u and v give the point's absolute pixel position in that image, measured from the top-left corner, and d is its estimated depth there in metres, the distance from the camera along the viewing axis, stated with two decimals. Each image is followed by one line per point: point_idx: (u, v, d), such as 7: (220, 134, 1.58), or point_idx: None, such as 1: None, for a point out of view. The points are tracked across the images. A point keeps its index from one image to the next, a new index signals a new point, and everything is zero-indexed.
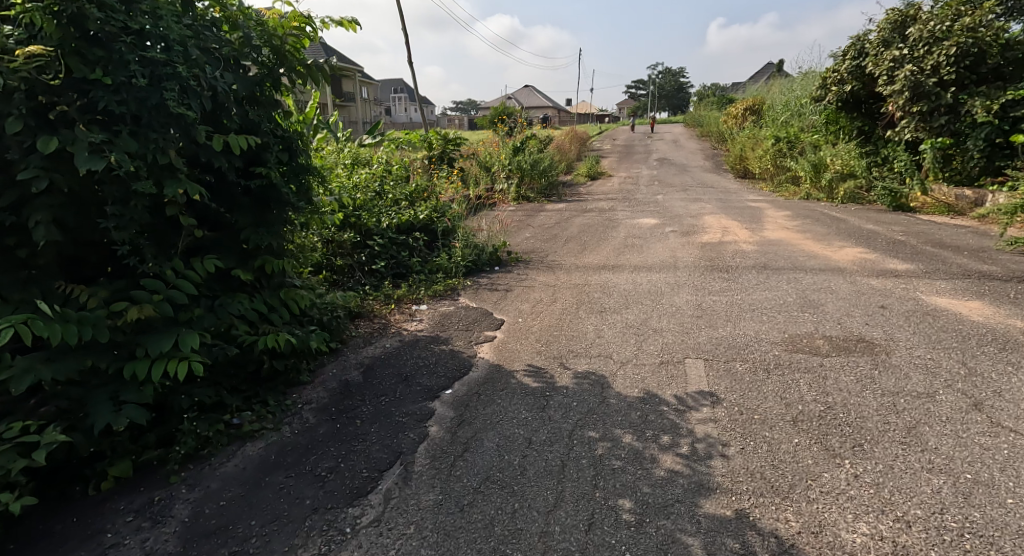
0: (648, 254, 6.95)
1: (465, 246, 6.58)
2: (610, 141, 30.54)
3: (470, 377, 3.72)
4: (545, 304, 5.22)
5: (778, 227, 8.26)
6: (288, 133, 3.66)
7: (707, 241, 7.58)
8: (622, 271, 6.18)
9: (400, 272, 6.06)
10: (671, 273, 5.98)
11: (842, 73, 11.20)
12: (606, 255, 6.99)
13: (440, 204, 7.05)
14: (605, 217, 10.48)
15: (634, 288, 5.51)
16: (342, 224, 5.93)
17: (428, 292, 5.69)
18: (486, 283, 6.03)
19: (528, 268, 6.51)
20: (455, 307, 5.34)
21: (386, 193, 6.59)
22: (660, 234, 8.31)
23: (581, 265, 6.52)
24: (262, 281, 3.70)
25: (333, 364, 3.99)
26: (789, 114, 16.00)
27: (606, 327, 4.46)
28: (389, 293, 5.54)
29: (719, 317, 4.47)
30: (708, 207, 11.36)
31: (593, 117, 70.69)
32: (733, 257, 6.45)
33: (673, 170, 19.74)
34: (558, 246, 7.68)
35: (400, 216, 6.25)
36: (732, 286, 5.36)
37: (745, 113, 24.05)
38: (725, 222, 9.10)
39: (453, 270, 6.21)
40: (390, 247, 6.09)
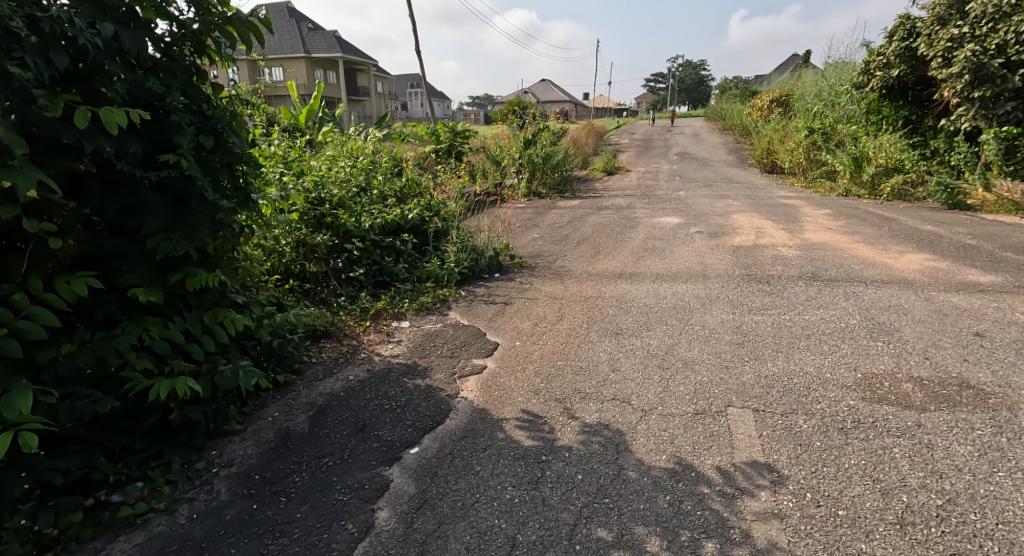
0: (673, 260, 6.06)
1: (460, 249, 5.72)
2: (628, 135, 29.57)
3: (445, 428, 2.86)
4: (551, 322, 4.36)
5: (820, 229, 7.34)
6: (213, 109, 2.81)
7: (739, 244, 6.69)
8: (642, 281, 5.30)
9: (383, 280, 5.24)
10: (700, 284, 5.10)
11: (889, 56, 10.22)
12: (623, 260, 6.11)
13: (434, 199, 6.20)
14: (623, 216, 9.58)
15: (657, 303, 4.63)
16: (315, 225, 5.14)
17: (413, 305, 4.85)
18: (483, 295, 5.18)
19: (534, 276, 5.64)
20: (443, 325, 4.48)
21: (371, 188, 5.77)
22: (685, 236, 7.40)
23: (595, 273, 5.64)
24: (182, 301, 2.90)
25: (278, 404, 3.15)
26: (823, 105, 14.96)
27: (624, 356, 3.59)
28: (366, 305, 4.72)
29: (765, 345, 3.57)
30: (736, 204, 10.40)
31: (610, 111, 69.80)
32: (773, 265, 5.54)
33: (695, 164, 18.76)
34: (569, 249, 6.79)
35: (384, 215, 5.42)
36: (775, 301, 4.45)
37: (771, 105, 22.92)
38: (757, 222, 8.15)
39: (444, 278, 5.37)
40: (372, 251, 5.27)
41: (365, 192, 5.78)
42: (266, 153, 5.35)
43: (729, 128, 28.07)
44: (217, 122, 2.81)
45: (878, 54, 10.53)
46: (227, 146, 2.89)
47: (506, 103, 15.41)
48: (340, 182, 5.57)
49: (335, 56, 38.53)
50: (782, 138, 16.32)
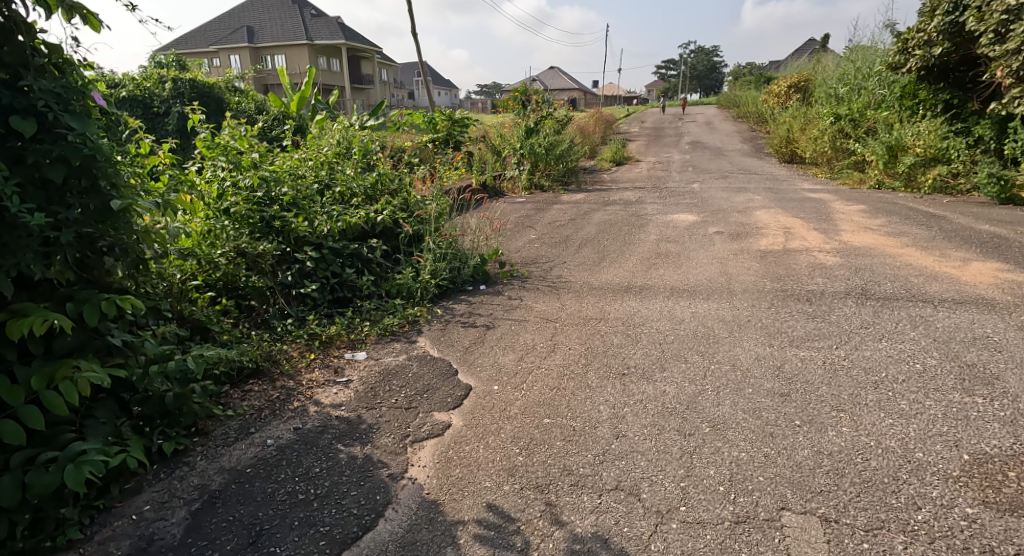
0: (691, 268, 5.21)
1: (436, 258, 4.84)
2: (639, 123, 28.57)
3: (373, 537, 2.03)
4: (541, 355, 3.51)
5: (859, 230, 6.46)
6: (39, 82, 2.09)
7: (768, 248, 5.86)
8: (654, 297, 4.44)
9: (342, 296, 4.41)
10: (725, 301, 4.23)
11: (930, 33, 9.41)
12: (632, 268, 5.26)
13: (411, 195, 5.33)
14: (632, 212, 8.73)
15: (673, 328, 3.77)
16: (262, 231, 4.29)
17: (375, 328, 4.00)
18: (462, 314, 4.34)
19: (526, 290, 4.80)
20: (407, 357, 3.61)
21: (334, 185, 4.92)
22: (705, 238, 6.51)
23: (599, 285, 4.80)
24: (10, 350, 2.05)
25: (155, 489, 2.29)
26: (849, 90, 14.06)
27: (629, 414, 2.72)
28: (314, 328, 3.88)
29: (817, 398, 2.69)
30: (758, 200, 9.50)
31: (619, 99, 68.52)
32: (810, 276, 4.66)
33: (708, 154, 17.78)
34: (569, 254, 5.97)
35: (346, 217, 4.56)
36: (823, 328, 3.57)
37: (789, 91, 21.80)
38: (785, 222, 7.26)
39: (415, 292, 4.54)
40: (330, 261, 4.41)
41: (326, 191, 4.93)
42: (208, 144, 4.49)
43: (744, 115, 26.97)
44: (40, 100, 2.08)
45: (919, 30, 9.76)
46: (58, 133, 2.15)
47: (512, 89, 13.88)
48: (295, 180, 4.71)
49: (340, 43, 37.63)
50: (803, 126, 15.29)
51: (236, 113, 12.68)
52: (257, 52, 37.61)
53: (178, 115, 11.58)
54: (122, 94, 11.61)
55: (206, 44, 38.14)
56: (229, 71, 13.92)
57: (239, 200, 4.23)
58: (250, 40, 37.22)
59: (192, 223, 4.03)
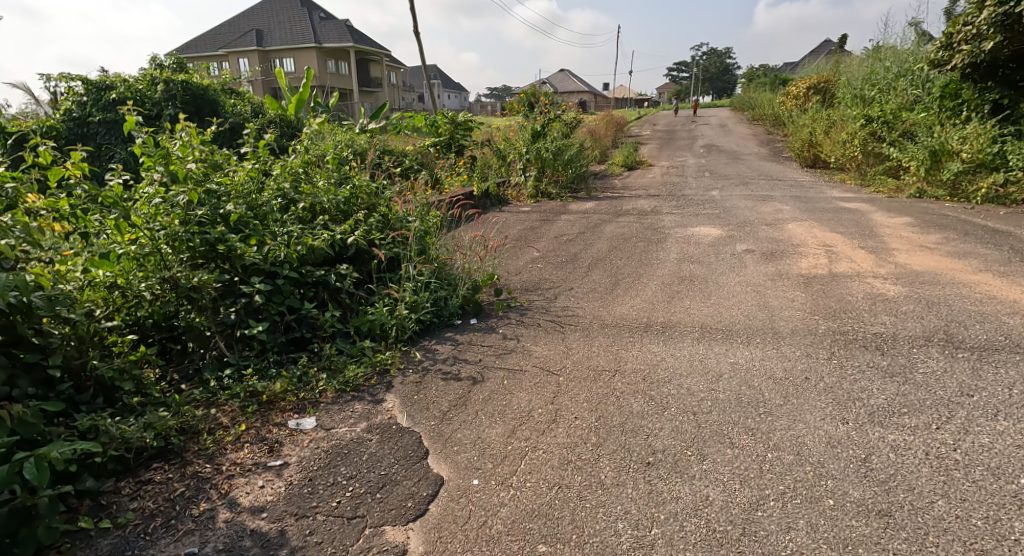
0: (724, 298, 4.46)
1: (416, 288, 4.01)
2: (650, 126, 27.78)
3: None
4: (537, 428, 2.69)
5: (914, 252, 5.84)
6: None
7: (812, 273, 5.19)
8: (680, 341, 3.64)
9: (300, 336, 3.53)
10: (770, 349, 3.44)
11: (980, 27, 8.96)
12: (654, 297, 4.52)
13: (392, 211, 4.48)
14: (648, 224, 7.98)
15: (709, 390, 2.97)
16: (203, 258, 3.40)
17: (333, 382, 3.15)
18: (445, 360, 3.52)
19: (523, 326, 4.01)
20: (366, 426, 2.76)
21: (296, 201, 4.08)
22: (736, 261, 5.78)
23: (617, 320, 4.06)
24: None
25: None
26: (877, 91, 13.25)
27: (660, 542, 1.98)
28: (253, 382, 2.96)
29: (937, 529, 1.94)
30: (786, 212, 8.80)
31: (629, 101, 67.77)
32: (871, 314, 3.93)
33: (724, 158, 16.96)
34: (577, 277, 5.24)
35: (307, 239, 3.69)
36: (909, 397, 2.77)
37: (807, 93, 20.95)
38: (824, 239, 6.70)
39: (388, 332, 3.71)
40: (286, 293, 3.52)
41: (290, 208, 4.07)
42: (144, 151, 3.62)
43: (758, 118, 26.23)
44: None
45: (966, 24, 9.39)
46: None
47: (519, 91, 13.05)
48: (250, 195, 3.86)
49: (348, 47, 37.09)
50: (827, 129, 14.37)
51: (233, 118, 11.63)
52: (264, 55, 37.06)
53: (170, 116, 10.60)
54: (111, 96, 10.45)
55: (214, 48, 37.56)
56: (224, 74, 12.90)
57: (173, 218, 3.35)
58: (258, 43, 36.70)
59: (111, 251, 3.16)
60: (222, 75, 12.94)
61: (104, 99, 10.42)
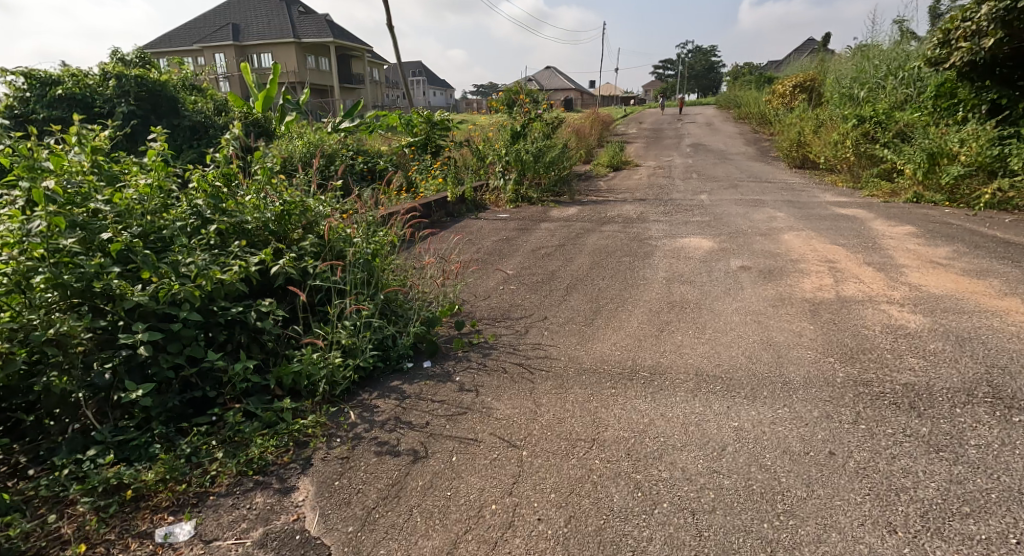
0: (721, 333, 3.86)
1: (355, 329, 3.31)
2: (636, 125, 27.27)
3: None
4: (488, 539, 2.09)
5: (925, 271, 5.30)
6: None
7: (817, 297, 4.62)
8: (672, 396, 3.01)
9: (201, 396, 2.78)
10: (780, 407, 2.82)
11: (980, 22, 8.48)
12: (641, 332, 3.90)
13: (333, 229, 3.77)
14: (634, 234, 7.38)
15: (711, 472, 2.34)
16: (74, 300, 2.65)
17: (231, 463, 2.43)
18: (385, 423, 2.85)
19: (486, 372, 3.35)
20: (255, 541, 2.10)
21: (209, 224, 3.36)
22: (732, 281, 5.20)
23: (599, 363, 3.43)
24: None
25: None
26: (868, 90, 12.77)
27: None
28: (118, 471, 2.24)
29: None
30: (780, 220, 8.25)
31: (614, 100, 67.42)
32: (892, 356, 3.36)
33: (712, 158, 16.42)
34: (553, 303, 4.61)
35: (215, 271, 2.95)
36: (967, 486, 2.17)
37: (794, 92, 20.42)
38: (823, 253, 6.17)
39: (316, 387, 3.02)
40: (185, 342, 2.79)
41: (202, 230, 3.34)
42: (9, 161, 2.87)
43: (744, 117, 25.76)
44: None
45: (965, 20, 8.91)
46: None
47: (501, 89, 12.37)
48: (148, 218, 3.13)
49: (327, 42, 36.13)
50: (816, 128, 13.84)
51: (193, 115, 10.55)
52: (241, 51, 36.07)
53: (123, 114, 9.68)
54: (57, 92, 9.45)
55: (189, 43, 36.41)
56: (184, 66, 11.96)
57: (33, 250, 2.60)
58: (235, 38, 35.65)
59: None
60: (183, 66, 12.01)
61: (49, 94, 9.42)
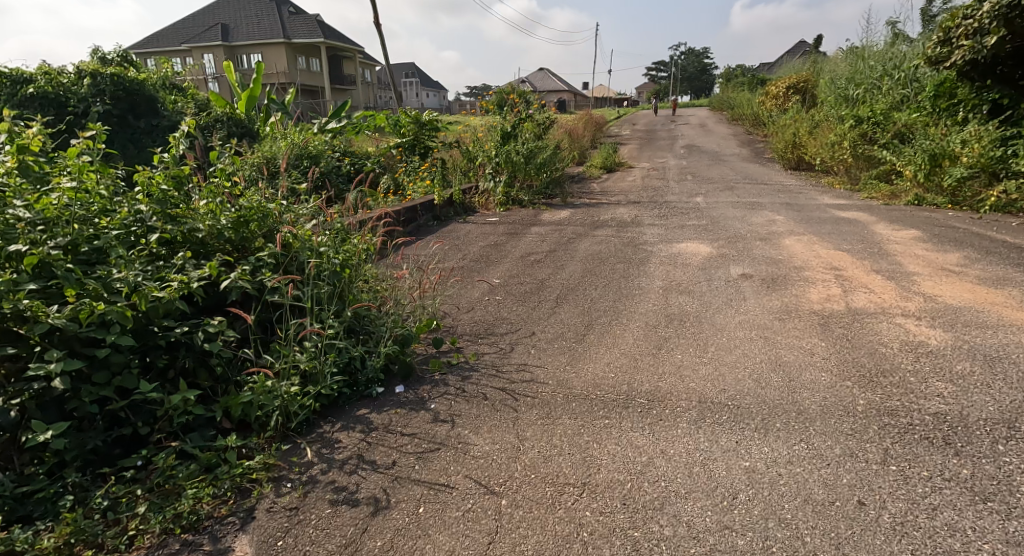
0: (725, 352, 3.52)
1: (318, 352, 2.94)
2: (630, 126, 26.97)
3: None
4: None
5: (936, 280, 4.99)
6: None
7: (824, 310, 4.29)
8: (672, 429, 2.66)
9: (132, 433, 2.41)
10: (796, 443, 2.48)
11: (983, 20, 8.21)
12: (637, 351, 3.55)
13: (295, 237, 3.38)
14: (628, 239, 7.04)
15: (721, 530, 2.01)
16: None
17: (156, 519, 2.08)
18: (345, 463, 2.49)
19: (464, 399, 3.00)
20: None
21: (153, 232, 2.99)
22: (733, 291, 4.86)
23: (592, 388, 3.08)
24: None
25: None
26: (864, 90, 12.50)
27: None
28: (12, 535, 1.89)
29: None
30: (779, 224, 7.93)
31: (608, 101, 67.25)
32: (915, 380, 3.03)
33: (707, 159, 16.11)
34: (541, 316, 4.26)
35: (151, 287, 2.57)
36: None
37: (787, 93, 20.14)
38: (828, 259, 5.85)
39: (268, 421, 2.65)
40: (113, 369, 2.41)
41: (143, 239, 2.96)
42: None
43: (737, 118, 25.50)
44: None
45: (967, 18, 8.64)
46: None
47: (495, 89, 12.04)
48: (79, 226, 2.76)
49: (317, 42, 35.67)
50: (811, 129, 13.57)
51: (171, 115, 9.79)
52: (230, 51, 35.58)
53: (98, 114, 8.88)
54: (28, 91, 8.68)
55: (177, 43, 35.82)
56: (168, 64, 11.25)
57: None
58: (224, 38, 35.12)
59: None
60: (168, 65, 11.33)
61: (20, 93, 8.72)
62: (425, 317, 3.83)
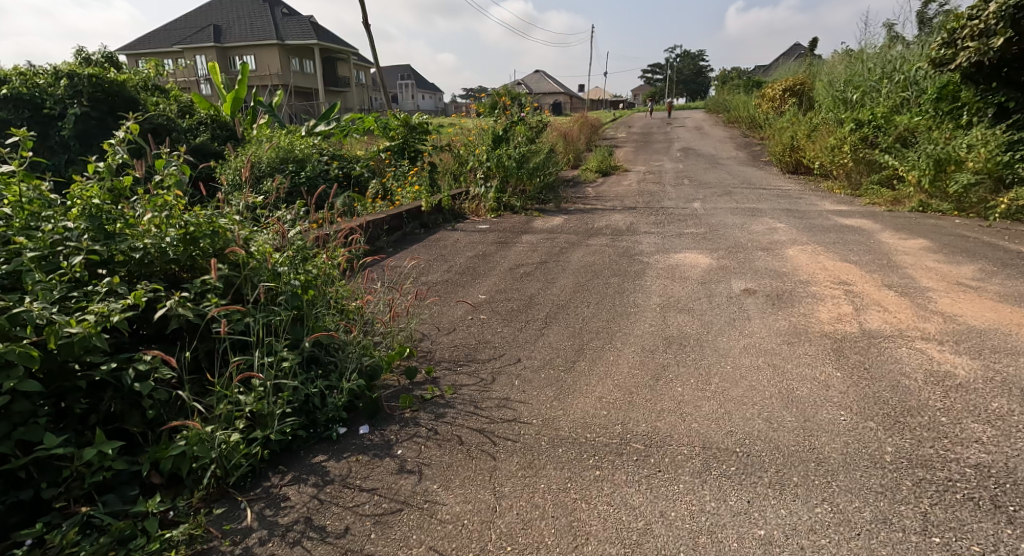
0: (732, 385, 3.16)
1: (267, 392, 2.52)
2: (626, 128, 26.57)
3: None
4: None
5: (951, 298, 4.65)
6: None
7: (836, 332, 3.93)
8: (672, 484, 2.32)
9: (33, 495, 2.03)
10: (817, 505, 2.17)
11: (990, 20, 7.90)
12: (636, 383, 3.19)
13: (251, 256, 3.02)
14: (624, 249, 6.68)
15: None
16: None
17: None
18: (288, 532, 2.12)
19: (436, 444, 2.63)
20: None
21: (81, 254, 2.60)
22: (736, 309, 4.51)
23: (584, 430, 2.72)
24: None
25: None
26: (863, 94, 12.20)
27: None
28: None
29: None
30: (781, 232, 7.59)
31: (604, 103, 67.03)
32: (948, 422, 2.69)
33: (704, 163, 15.79)
34: (529, 339, 3.89)
35: (66, 321, 2.19)
36: None
37: (784, 95, 19.82)
38: (835, 272, 5.51)
39: (202, 477, 2.26)
40: (14, 419, 2.04)
41: (68, 260, 2.57)
42: None
43: (734, 121, 25.20)
44: None
45: (972, 18, 8.33)
46: None
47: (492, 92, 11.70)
48: None
49: (310, 43, 35.22)
50: (809, 133, 13.25)
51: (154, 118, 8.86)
52: (222, 52, 35.16)
53: (75, 117, 7.91)
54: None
55: (168, 44, 35.30)
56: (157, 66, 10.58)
57: None
58: (216, 39, 34.63)
59: None
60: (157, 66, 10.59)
61: None
62: (393, 347, 3.46)
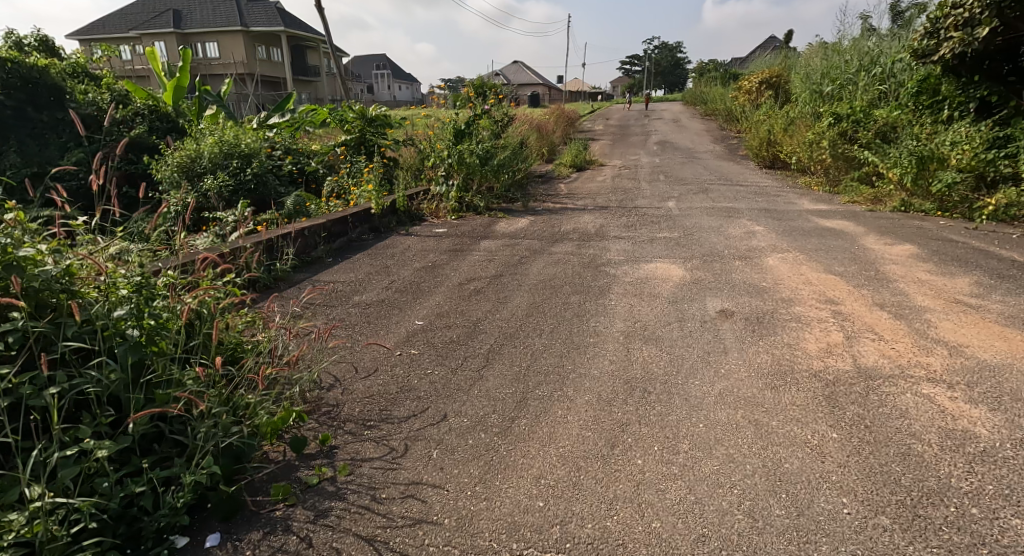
0: (707, 456, 2.50)
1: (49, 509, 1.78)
2: (603, 121, 25.94)
3: None
4: None
5: (948, 321, 4.07)
6: None
7: (828, 372, 3.30)
8: None
9: None
10: None
11: (974, 9, 7.34)
12: (587, 453, 2.52)
13: (71, 296, 2.23)
14: (590, 258, 6.03)
15: None
16: None
17: None
18: None
19: None
20: None
21: None
22: (711, 338, 3.86)
23: (512, 535, 2.06)
24: None
25: None
26: (840, 86, 11.68)
27: None
28: None
29: None
30: (759, 237, 6.98)
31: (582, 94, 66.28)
32: (980, 517, 2.10)
33: (680, 157, 15.21)
34: (464, 384, 3.19)
35: None
36: None
37: (761, 87, 19.29)
38: (820, 288, 4.91)
39: None
40: None
41: None
42: None
43: (711, 114, 24.70)
44: None
45: (954, 7, 7.77)
46: None
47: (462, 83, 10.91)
48: None
49: (276, 31, 33.79)
50: (786, 126, 12.72)
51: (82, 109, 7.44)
52: (183, 38, 33.63)
53: None
54: None
55: (126, 29, 33.65)
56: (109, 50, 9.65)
57: None
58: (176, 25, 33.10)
59: None
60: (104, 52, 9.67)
61: None
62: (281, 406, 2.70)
